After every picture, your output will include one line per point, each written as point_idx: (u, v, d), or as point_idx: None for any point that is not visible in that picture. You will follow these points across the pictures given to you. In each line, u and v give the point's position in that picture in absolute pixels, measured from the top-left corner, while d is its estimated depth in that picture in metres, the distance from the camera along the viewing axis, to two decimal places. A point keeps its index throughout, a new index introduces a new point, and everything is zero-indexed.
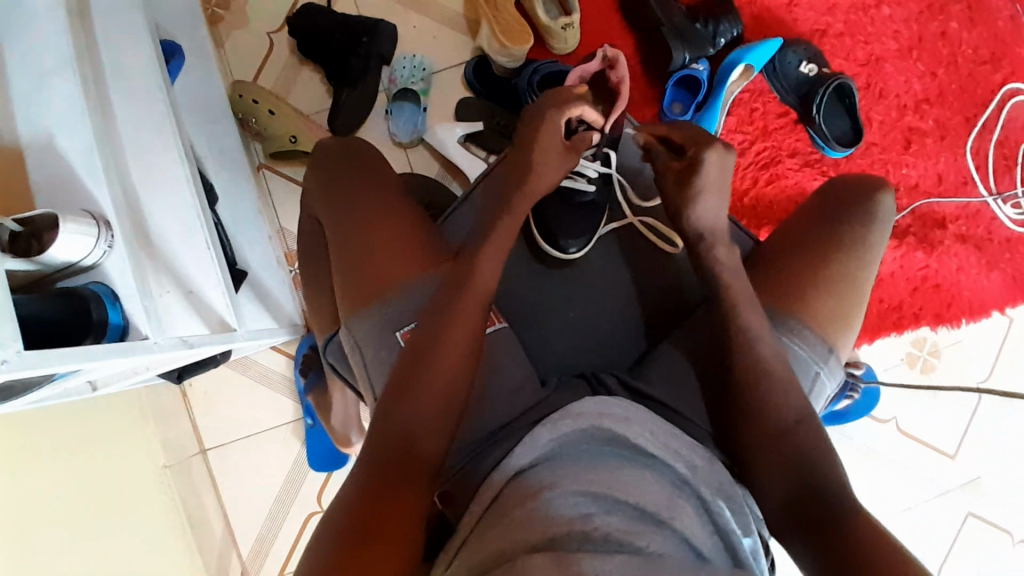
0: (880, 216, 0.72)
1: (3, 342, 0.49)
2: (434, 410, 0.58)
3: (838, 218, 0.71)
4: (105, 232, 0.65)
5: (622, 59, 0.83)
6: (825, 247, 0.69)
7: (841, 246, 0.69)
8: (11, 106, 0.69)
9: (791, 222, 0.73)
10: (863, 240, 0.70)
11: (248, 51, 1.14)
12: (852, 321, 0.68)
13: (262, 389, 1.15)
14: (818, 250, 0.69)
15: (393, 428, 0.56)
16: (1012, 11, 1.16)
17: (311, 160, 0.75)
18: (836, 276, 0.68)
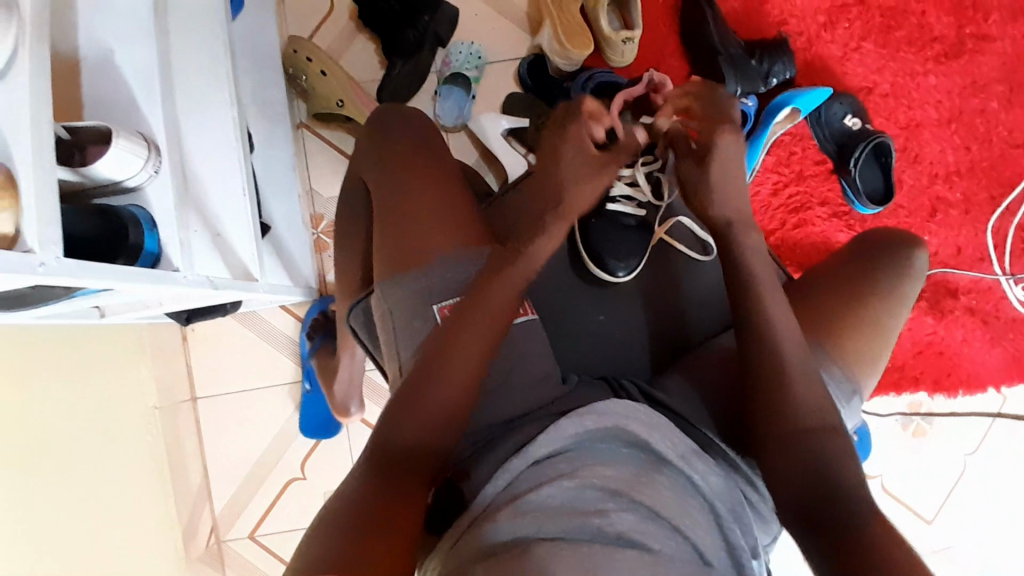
0: (914, 270, 0.74)
1: (45, 244, 0.47)
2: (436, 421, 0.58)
3: (874, 264, 0.73)
4: (154, 157, 0.65)
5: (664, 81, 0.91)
6: (857, 292, 0.71)
7: (874, 293, 0.71)
8: (74, 18, 0.68)
9: (826, 263, 0.75)
10: (895, 289, 0.72)
11: (307, 9, 1.14)
12: (875, 369, 0.69)
13: (263, 345, 1.13)
14: (850, 292, 0.71)
15: (417, 422, 0.57)
16: None
17: (366, 124, 0.76)
18: (865, 320, 0.69)
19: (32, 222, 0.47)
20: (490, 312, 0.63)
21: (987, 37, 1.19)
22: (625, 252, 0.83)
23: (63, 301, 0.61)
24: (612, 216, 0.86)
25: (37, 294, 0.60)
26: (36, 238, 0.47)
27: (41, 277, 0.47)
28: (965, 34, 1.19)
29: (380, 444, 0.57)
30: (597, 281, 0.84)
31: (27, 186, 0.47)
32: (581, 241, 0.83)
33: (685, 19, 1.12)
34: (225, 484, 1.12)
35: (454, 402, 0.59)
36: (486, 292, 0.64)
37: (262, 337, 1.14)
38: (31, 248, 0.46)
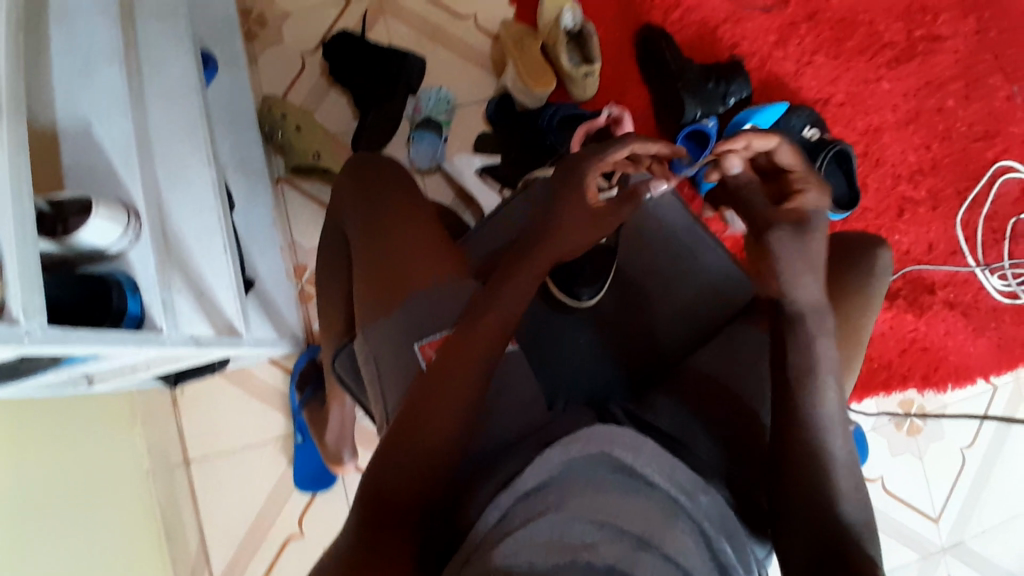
0: (880, 269, 0.75)
1: (30, 312, 0.48)
2: (416, 471, 0.57)
3: (842, 267, 0.74)
4: (134, 223, 0.67)
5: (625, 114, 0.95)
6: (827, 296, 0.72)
7: (843, 296, 0.72)
8: (51, 92, 0.71)
9: None
10: (863, 292, 0.73)
11: (279, 68, 1.19)
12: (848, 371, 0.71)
13: (255, 400, 1.13)
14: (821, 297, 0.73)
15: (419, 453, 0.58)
16: (1008, 92, 1.24)
17: (339, 175, 0.79)
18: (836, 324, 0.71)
19: (17, 292, 0.48)
20: (467, 347, 0.62)
21: (938, 37, 1.25)
22: (587, 278, 0.83)
23: (48, 370, 0.61)
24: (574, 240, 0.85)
25: (25, 364, 0.60)
26: (21, 306, 0.48)
27: (27, 346, 0.48)
28: (914, 37, 1.25)
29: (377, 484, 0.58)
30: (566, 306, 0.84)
31: (10, 258, 0.48)
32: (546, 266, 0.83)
33: (642, 50, 1.18)
34: (223, 546, 1.10)
35: (445, 439, 0.59)
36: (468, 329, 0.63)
37: (253, 392, 1.14)
38: (17, 318, 0.48)
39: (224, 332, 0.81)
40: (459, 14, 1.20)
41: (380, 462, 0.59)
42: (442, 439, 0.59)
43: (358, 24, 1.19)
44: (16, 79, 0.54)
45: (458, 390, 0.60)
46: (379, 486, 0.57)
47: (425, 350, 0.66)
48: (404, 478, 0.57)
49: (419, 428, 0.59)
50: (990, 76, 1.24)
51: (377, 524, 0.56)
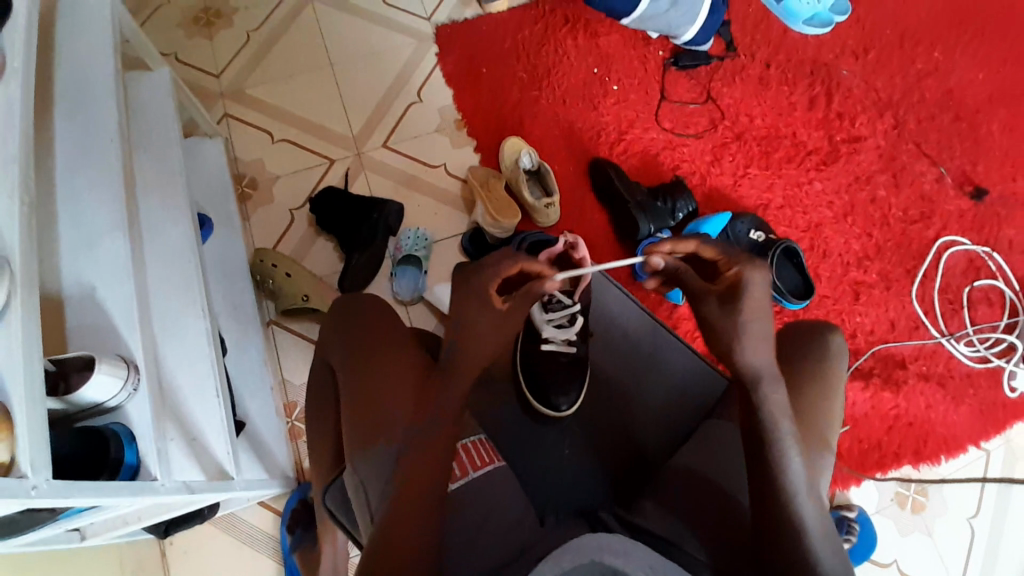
0: (833, 353, 0.80)
1: (37, 466, 0.51)
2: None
3: (796, 356, 0.79)
4: (133, 375, 0.70)
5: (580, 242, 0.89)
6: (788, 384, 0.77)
7: (801, 384, 0.77)
8: (59, 264, 0.78)
9: None
10: (821, 377, 0.77)
11: (270, 222, 1.31)
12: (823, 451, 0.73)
13: (245, 548, 1.08)
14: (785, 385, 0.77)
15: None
16: (933, 175, 1.40)
17: (327, 316, 0.84)
18: (800, 411, 0.75)
19: (25, 451, 0.51)
20: (430, 451, 0.64)
21: (858, 137, 1.43)
22: (562, 389, 0.88)
23: (47, 526, 0.61)
24: (547, 354, 0.93)
25: (22, 520, 0.60)
26: (29, 463, 0.50)
27: (33, 501, 0.50)
28: (837, 141, 1.43)
29: None
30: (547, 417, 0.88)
31: (21, 419, 0.52)
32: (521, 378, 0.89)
33: (596, 178, 1.33)
34: None
35: (415, 562, 0.57)
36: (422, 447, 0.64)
37: (243, 540, 1.09)
38: (24, 474, 0.50)
39: (215, 478, 0.82)
40: (431, 163, 1.36)
41: None
42: (415, 551, 0.58)
43: (341, 179, 1.34)
44: (28, 257, 0.59)
45: (420, 510, 0.61)
46: None
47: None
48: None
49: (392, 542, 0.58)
50: (914, 163, 1.41)
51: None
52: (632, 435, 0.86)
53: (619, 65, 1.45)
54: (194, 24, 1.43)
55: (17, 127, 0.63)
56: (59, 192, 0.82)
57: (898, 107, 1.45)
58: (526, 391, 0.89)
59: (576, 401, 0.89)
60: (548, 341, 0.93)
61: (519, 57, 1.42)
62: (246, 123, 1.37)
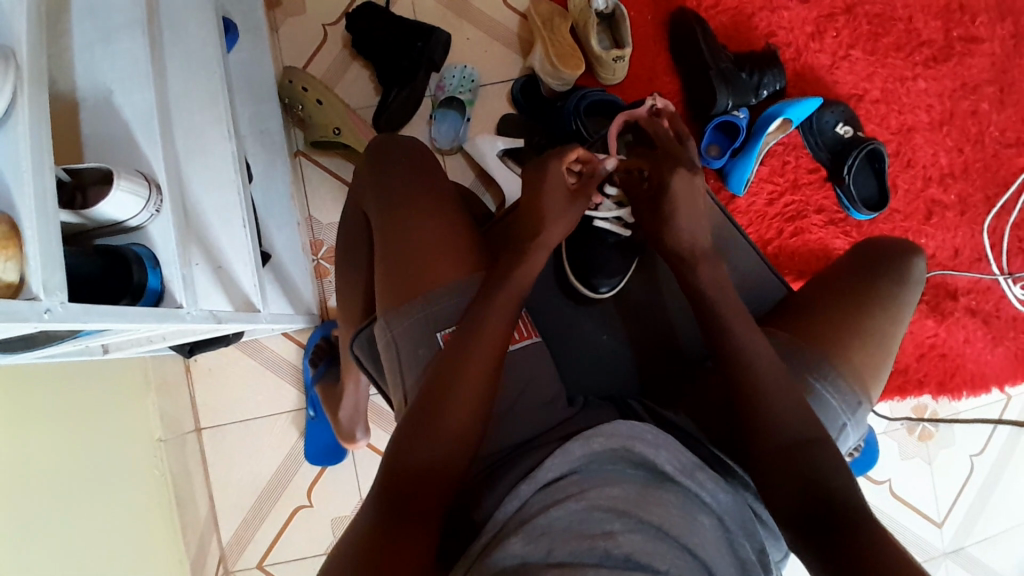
0: (911, 279, 0.74)
1: (49, 290, 0.48)
2: (432, 469, 0.56)
3: (872, 275, 0.73)
4: (155, 197, 0.65)
5: (668, 108, 0.83)
6: (859, 301, 0.71)
7: (874, 303, 0.71)
8: (72, 58, 0.69)
9: (828, 275, 0.75)
10: (896, 299, 0.72)
11: (301, 38, 1.16)
12: (880, 373, 0.69)
13: (268, 373, 1.13)
14: (855, 302, 0.71)
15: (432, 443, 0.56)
16: None
17: (362, 157, 0.77)
18: (869, 330, 0.69)
19: (37, 270, 0.47)
20: (484, 342, 0.61)
21: (976, 39, 1.20)
22: (606, 270, 0.82)
23: (66, 341, 0.61)
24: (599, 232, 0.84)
25: (43, 336, 0.59)
26: (40, 285, 0.47)
27: (47, 324, 0.47)
28: (953, 37, 1.20)
29: (385, 478, 0.56)
30: (583, 299, 0.83)
31: (30, 235, 0.47)
32: (567, 253, 0.82)
33: (674, 36, 1.14)
34: (232, 516, 1.11)
35: (459, 422, 0.57)
36: (478, 314, 0.62)
37: (267, 365, 1.13)
38: (36, 295, 0.47)
39: (242, 308, 0.81)
40: None
41: (395, 452, 0.57)
42: (455, 438, 0.57)
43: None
44: (36, 51, 0.51)
45: (474, 380, 0.59)
46: (396, 474, 0.55)
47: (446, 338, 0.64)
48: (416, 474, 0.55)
49: (428, 423, 0.57)
50: None
51: (391, 523, 0.52)
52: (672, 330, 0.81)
53: None
54: None
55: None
56: None
57: None
58: (567, 267, 0.83)
59: (617, 286, 0.83)
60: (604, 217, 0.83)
61: None
62: None
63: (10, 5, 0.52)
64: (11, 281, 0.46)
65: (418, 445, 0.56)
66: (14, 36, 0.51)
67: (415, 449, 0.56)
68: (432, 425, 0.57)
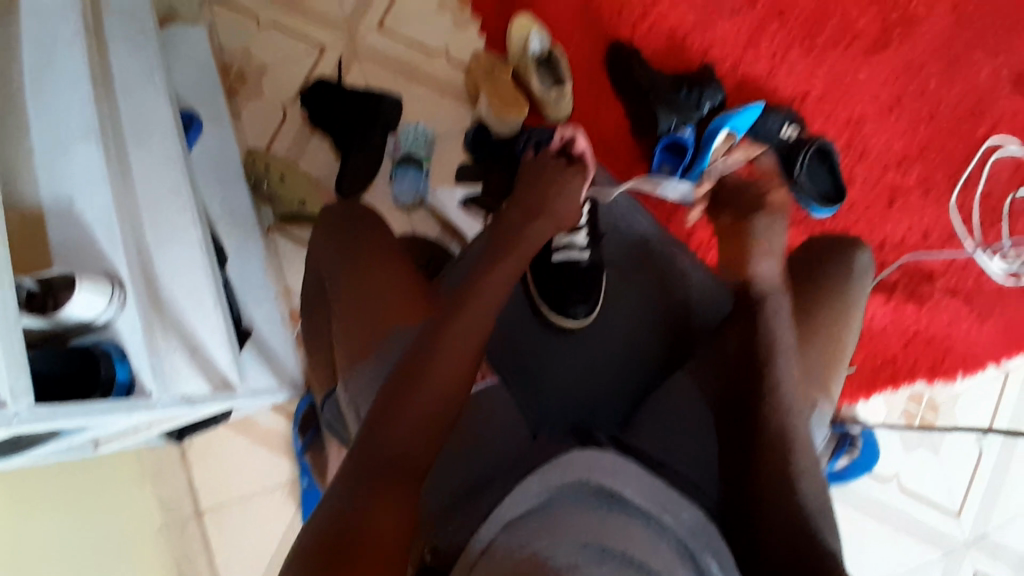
0: (854, 274, 0.75)
1: (16, 394, 0.50)
2: (417, 435, 0.58)
3: (818, 275, 0.75)
4: (118, 293, 0.68)
5: (579, 135, 0.89)
6: (809, 303, 0.73)
7: (822, 307, 0.73)
8: (34, 172, 0.73)
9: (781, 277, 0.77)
10: (845, 294, 0.74)
11: (261, 121, 1.22)
12: (835, 373, 0.71)
13: (258, 448, 1.14)
14: (806, 304, 0.73)
15: (411, 423, 0.58)
16: (994, 65, 1.23)
17: (318, 221, 0.80)
18: (816, 334, 0.72)
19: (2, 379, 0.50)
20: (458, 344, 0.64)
21: (914, 19, 1.23)
22: (580, 298, 0.89)
23: (49, 440, 0.63)
24: (564, 265, 0.91)
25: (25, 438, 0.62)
26: (7, 389, 0.50)
27: (16, 426, 0.50)
28: (891, 23, 1.24)
29: (358, 455, 0.56)
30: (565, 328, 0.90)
31: None
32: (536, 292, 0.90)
33: (613, 68, 1.19)
34: None
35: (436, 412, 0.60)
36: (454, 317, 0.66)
37: (257, 441, 1.14)
38: (3, 400, 0.50)
39: (219, 387, 0.83)
40: (430, 49, 1.23)
41: (370, 431, 0.58)
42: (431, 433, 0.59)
43: (334, 71, 1.22)
44: None
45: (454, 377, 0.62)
46: (369, 455, 0.56)
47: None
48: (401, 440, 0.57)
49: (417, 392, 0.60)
50: (971, 55, 1.23)
51: (376, 476, 0.55)
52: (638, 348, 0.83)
53: None
54: None
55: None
56: (23, 94, 0.75)
57: None
58: (540, 300, 0.90)
59: (593, 309, 0.90)
60: (562, 250, 0.91)
61: None
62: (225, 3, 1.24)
63: None
64: None
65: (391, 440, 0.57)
66: None
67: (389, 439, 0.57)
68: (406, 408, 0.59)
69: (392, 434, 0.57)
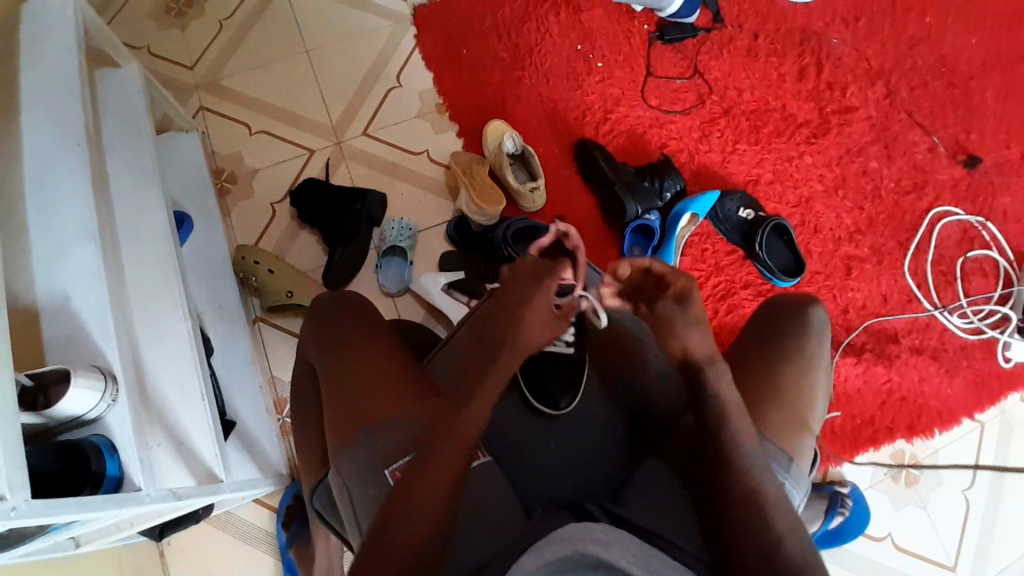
0: (815, 329, 0.81)
1: (15, 488, 0.52)
2: (422, 522, 0.59)
3: (778, 336, 0.81)
4: (111, 387, 0.69)
5: (572, 231, 0.94)
6: (772, 363, 0.78)
7: (792, 366, 0.78)
8: (30, 272, 0.75)
9: (746, 341, 0.83)
10: (805, 353, 0.79)
11: (252, 218, 1.28)
12: (806, 428, 0.75)
13: (241, 547, 1.09)
14: (770, 365, 0.78)
15: (423, 512, 0.59)
16: (926, 144, 1.38)
17: (308, 310, 0.83)
18: (789, 392, 0.76)
19: (0, 472, 0.51)
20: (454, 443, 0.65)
21: (850, 108, 1.40)
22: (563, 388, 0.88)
23: (37, 536, 0.63)
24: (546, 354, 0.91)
25: (14, 534, 0.61)
26: (6, 484, 0.51)
27: (13, 521, 0.51)
28: (827, 113, 1.40)
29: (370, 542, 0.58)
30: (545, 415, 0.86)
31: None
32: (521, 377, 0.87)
33: (581, 161, 1.31)
34: None
35: (442, 497, 0.61)
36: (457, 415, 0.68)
37: (240, 539, 1.10)
38: (3, 494, 0.51)
39: (205, 481, 0.82)
40: (412, 150, 1.34)
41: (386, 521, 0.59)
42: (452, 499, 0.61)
43: (322, 171, 1.32)
44: None
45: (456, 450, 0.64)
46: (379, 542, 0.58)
47: (395, 475, 0.66)
48: (415, 523, 0.59)
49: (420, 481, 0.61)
50: (902, 138, 1.38)
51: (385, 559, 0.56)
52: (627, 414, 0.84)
53: (603, 41, 1.42)
54: (165, 15, 1.41)
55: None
56: (23, 200, 0.79)
57: (889, 77, 1.42)
58: (524, 387, 0.88)
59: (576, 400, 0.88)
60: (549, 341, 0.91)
61: (497, 37, 1.40)
62: (221, 114, 1.35)
63: None
64: None
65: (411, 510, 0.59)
66: None
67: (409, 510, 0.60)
68: (416, 494, 0.61)
69: (404, 513, 0.59)
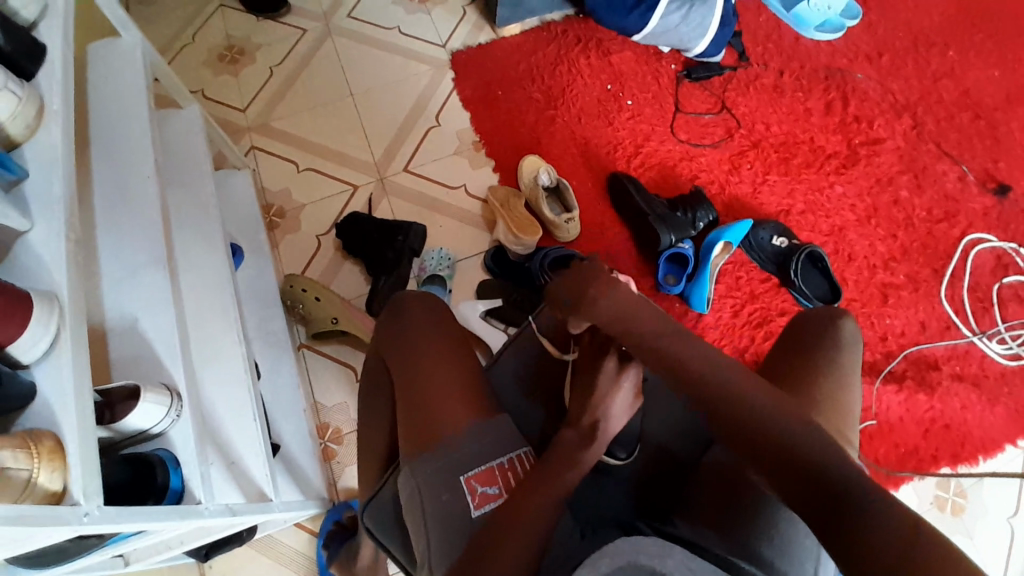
0: (848, 340, 0.81)
1: (89, 495, 0.52)
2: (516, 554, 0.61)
3: (810, 346, 0.80)
4: (176, 403, 0.73)
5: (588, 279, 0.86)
6: (806, 371, 0.77)
7: (822, 373, 0.77)
8: (101, 297, 0.81)
9: (781, 348, 0.83)
10: (835, 361, 0.78)
11: (298, 250, 1.35)
12: (845, 435, 0.74)
13: (281, 570, 1.10)
14: (804, 371, 0.78)
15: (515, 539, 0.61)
16: (955, 173, 1.38)
17: (391, 305, 0.85)
18: (821, 401, 0.75)
19: (77, 479, 0.53)
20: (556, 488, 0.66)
21: (877, 140, 1.42)
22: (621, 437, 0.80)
23: (93, 549, 0.63)
24: None
25: (75, 546, 0.61)
26: (82, 491, 0.52)
27: (85, 526, 0.51)
28: (855, 144, 1.42)
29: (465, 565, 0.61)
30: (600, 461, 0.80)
31: (72, 447, 0.54)
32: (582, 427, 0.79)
33: (614, 194, 1.35)
34: None
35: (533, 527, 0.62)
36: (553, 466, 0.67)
37: (279, 563, 1.11)
38: (77, 501, 0.52)
39: (255, 499, 0.84)
40: (450, 185, 1.40)
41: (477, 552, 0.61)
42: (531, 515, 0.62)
43: (365, 206, 1.38)
44: (74, 290, 0.60)
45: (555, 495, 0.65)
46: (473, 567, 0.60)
47: (471, 482, 0.69)
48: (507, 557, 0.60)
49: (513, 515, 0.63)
50: (931, 168, 1.39)
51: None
52: (667, 435, 0.83)
53: (632, 81, 1.48)
54: (221, 63, 1.53)
55: (61, 161, 0.65)
56: (96, 229, 0.85)
57: (916, 108, 1.44)
58: None
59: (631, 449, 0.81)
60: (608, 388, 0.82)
61: (530, 79, 1.48)
62: (271, 154, 1.43)
63: (53, 260, 0.61)
64: (57, 489, 0.51)
65: (507, 530, 0.62)
66: (52, 283, 0.60)
67: (501, 531, 0.62)
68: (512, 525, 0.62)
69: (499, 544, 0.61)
